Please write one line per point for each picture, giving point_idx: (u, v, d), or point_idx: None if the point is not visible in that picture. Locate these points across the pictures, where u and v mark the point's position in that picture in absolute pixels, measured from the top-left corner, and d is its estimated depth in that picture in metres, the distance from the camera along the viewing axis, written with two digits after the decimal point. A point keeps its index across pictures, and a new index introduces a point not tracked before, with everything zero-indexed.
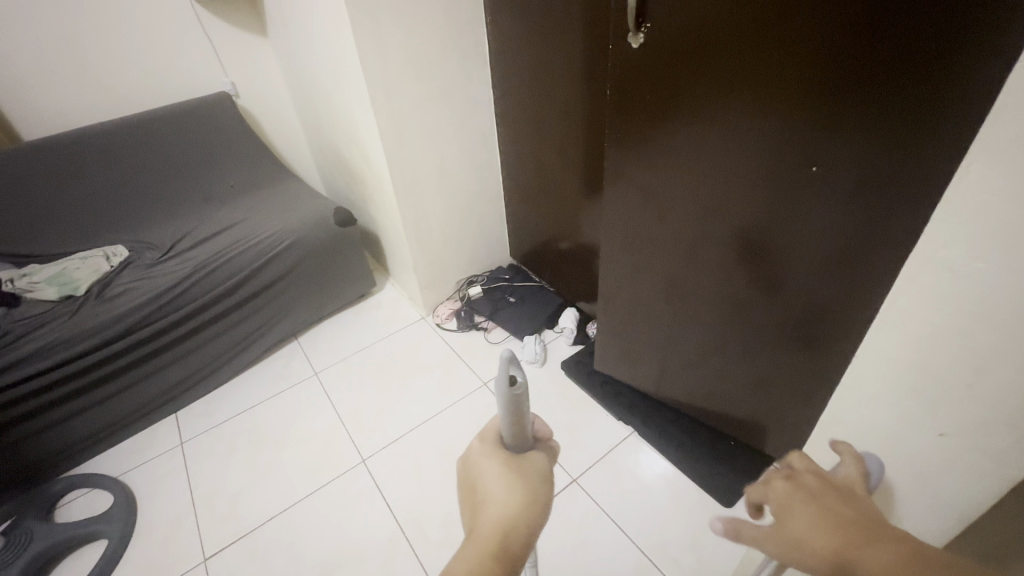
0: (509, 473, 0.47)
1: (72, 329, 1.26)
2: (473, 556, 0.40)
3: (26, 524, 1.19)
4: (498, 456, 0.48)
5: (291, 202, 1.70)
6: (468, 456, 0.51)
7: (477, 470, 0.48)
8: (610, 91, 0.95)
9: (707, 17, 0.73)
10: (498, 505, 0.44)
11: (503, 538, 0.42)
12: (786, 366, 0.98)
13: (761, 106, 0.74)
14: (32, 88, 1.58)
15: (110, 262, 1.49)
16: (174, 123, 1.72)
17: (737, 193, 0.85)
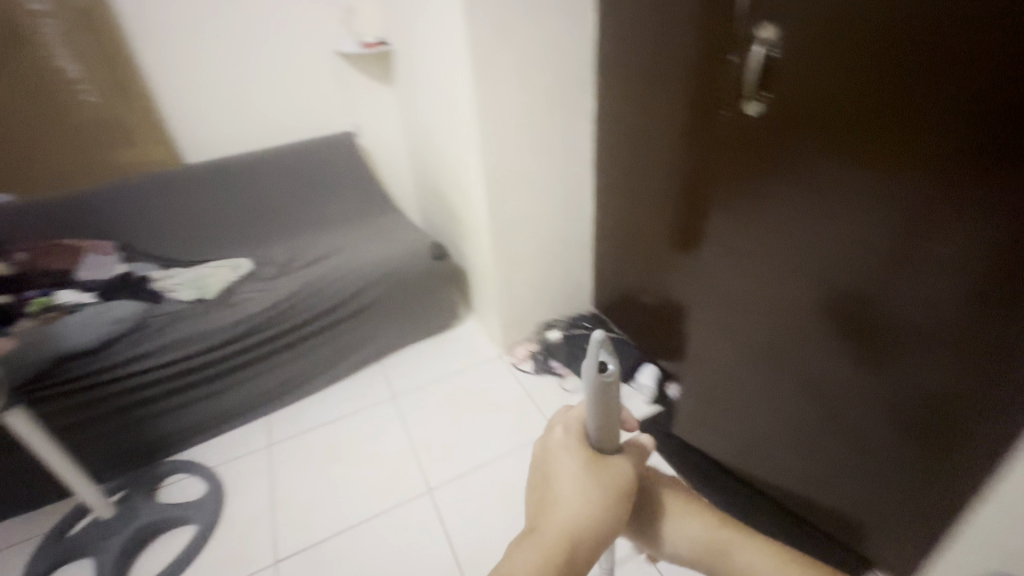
0: (587, 479, 0.50)
1: (199, 326, 1.43)
2: (541, 555, 0.44)
3: (134, 499, 1.32)
4: (579, 458, 0.52)
5: (394, 232, 1.82)
6: (553, 449, 0.55)
7: (557, 468, 0.52)
8: (724, 152, 1.04)
9: (821, 90, 0.81)
10: (571, 511, 0.47)
11: (570, 546, 0.45)
12: (884, 454, 0.90)
13: (865, 172, 0.78)
14: (200, 120, 1.86)
15: (236, 273, 1.64)
16: (306, 155, 1.94)
17: (835, 255, 0.87)
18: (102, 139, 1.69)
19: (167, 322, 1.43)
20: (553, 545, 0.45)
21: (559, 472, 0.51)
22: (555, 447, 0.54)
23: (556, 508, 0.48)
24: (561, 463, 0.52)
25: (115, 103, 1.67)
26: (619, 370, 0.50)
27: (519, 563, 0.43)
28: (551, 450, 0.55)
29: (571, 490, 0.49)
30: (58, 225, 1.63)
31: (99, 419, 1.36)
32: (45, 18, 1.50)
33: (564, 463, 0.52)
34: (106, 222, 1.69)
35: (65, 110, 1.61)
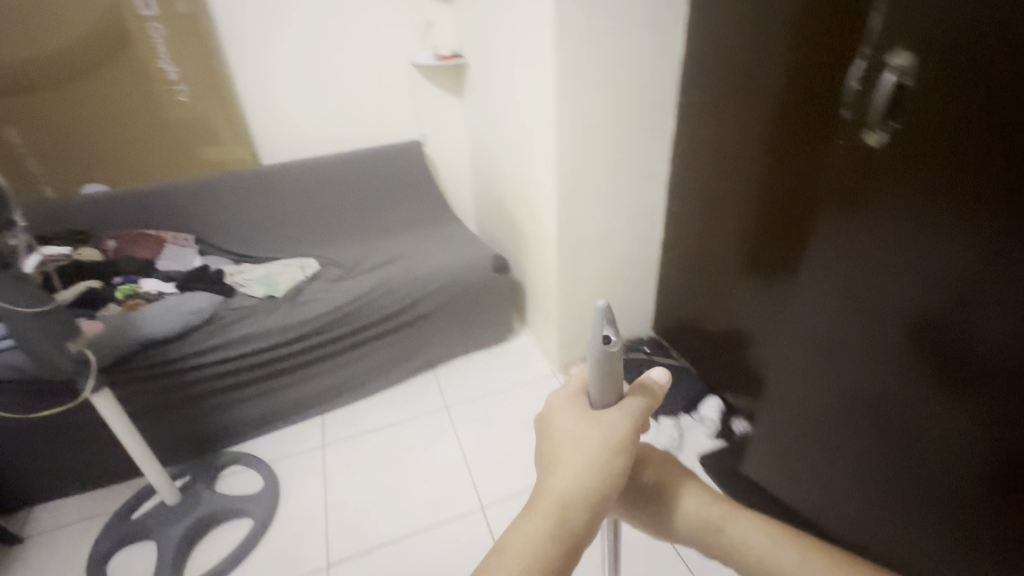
0: (581, 447, 0.52)
1: (269, 321, 1.47)
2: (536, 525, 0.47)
3: (197, 487, 1.35)
4: (579, 425, 0.54)
5: (456, 241, 1.82)
6: (556, 415, 0.57)
7: (558, 432, 0.54)
8: (829, 180, 1.00)
9: (948, 126, 0.78)
10: (570, 478, 0.50)
11: (564, 514, 0.48)
12: (973, 514, 0.84)
13: (983, 214, 0.75)
14: (279, 123, 1.93)
15: (304, 273, 1.68)
16: (375, 160, 1.97)
17: (941, 296, 0.83)
18: (190, 137, 1.77)
19: (240, 316, 1.48)
20: (548, 513, 0.48)
21: (561, 438, 0.53)
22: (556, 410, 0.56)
23: (556, 474, 0.50)
24: (562, 428, 0.54)
25: (204, 103, 1.74)
26: (621, 338, 0.53)
27: (517, 534, 0.47)
28: (555, 414, 0.57)
29: (571, 454, 0.51)
30: (143, 216, 1.71)
31: (168, 407, 1.40)
32: (152, 20, 1.59)
33: (562, 431, 0.54)
34: (186, 216, 1.76)
35: (160, 107, 1.69)
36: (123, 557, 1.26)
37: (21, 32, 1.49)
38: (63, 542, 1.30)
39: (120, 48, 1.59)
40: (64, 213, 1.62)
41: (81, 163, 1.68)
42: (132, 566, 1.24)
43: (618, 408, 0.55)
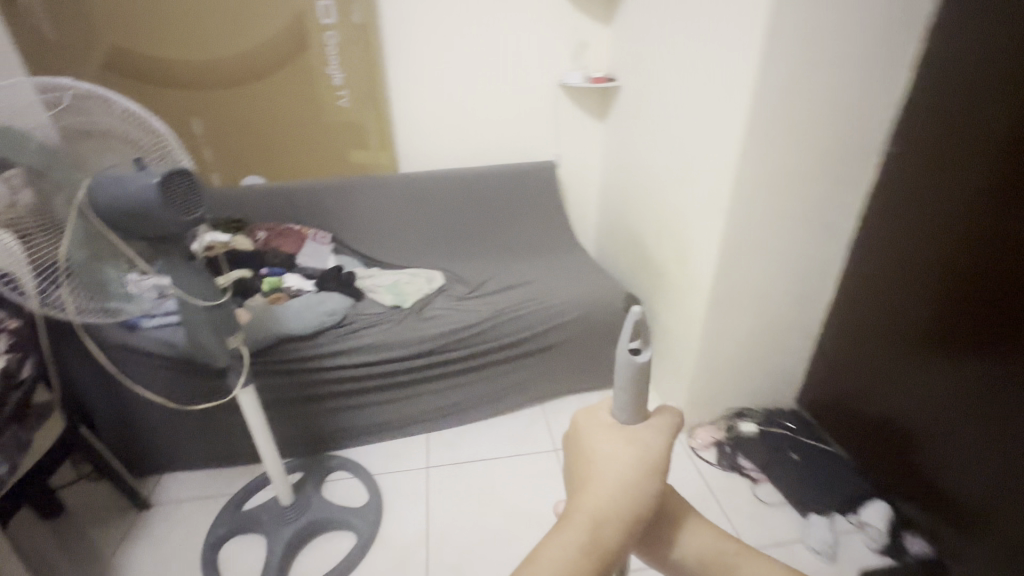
0: (616, 467, 0.55)
1: (394, 333, 1.45)
2: (573, 537, 0.50)
3: (308, 490, 1.35)
4: (616, 442, 0.57)
5: (585, 274, 1.72)
6: (591, 431, 0.60)
7: (591, 452, 0.58)
8: None
9: None
10: (605, 497, 0.53)
11: (597, 528, 0.51)
12: None
13: None
14: (423, 133, 1.95)
15: (431, 285, 1.66)
16: (510, 179, 1.93)
17: None
18: (345, 141, 1.83)
19: (366, 325, 1.46)
20: (581, 528, 0.51)
21: (595, 459, 0.57)
22: (588, 430, 0.60)
23: (590, 491, 0.54)
24: (596, 449, 0.58)
25: (361, 109, 1.80)
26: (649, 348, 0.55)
27: (555, 547, 0.50)
28: (585, 436, 0.60)
29: (604, 474, 0.55)
30: (292, 211, 1.78)
31: (294, 402, 1.43)
32: (330, 29, 1.66)
33: (600, 447, 0.58)
34: (328, 215, 1.81)
35: (322, 111, 1.76)
36: (235, 545, 1.28)
37: (220, 34, 1.61)
38: (183, 519, 1.35)
39: (298, 53, 1.67)
40: (226, 201, 1.73)
41: (246, 156, 1.79)
42: (241, 559, 1.25)
43: (652, 427, 0.58)
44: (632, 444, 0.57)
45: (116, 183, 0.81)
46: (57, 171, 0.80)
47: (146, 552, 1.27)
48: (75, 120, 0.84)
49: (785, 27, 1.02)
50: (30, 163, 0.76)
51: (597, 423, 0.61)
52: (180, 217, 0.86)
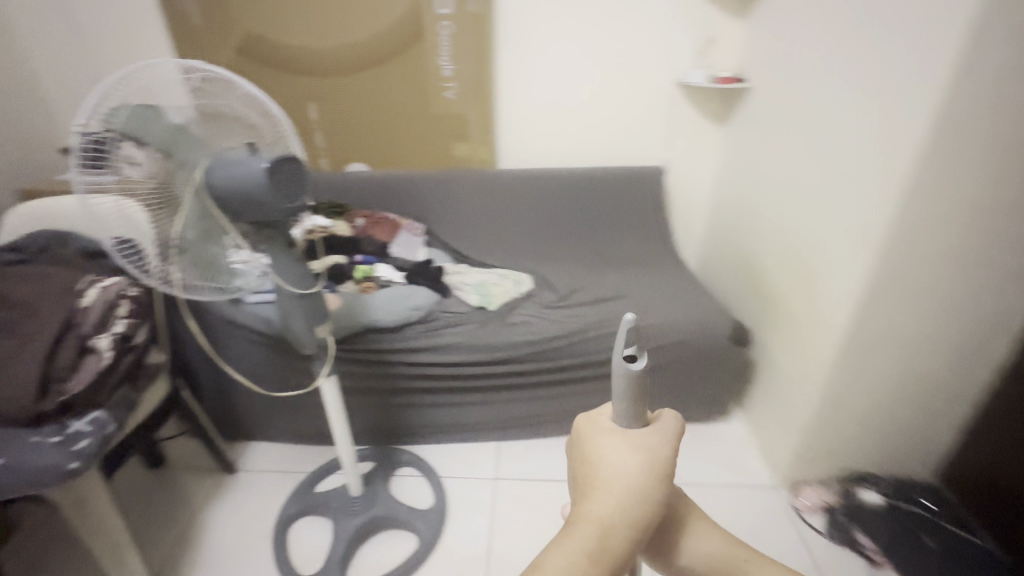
0: (622, 471, 0.55)
1: (477, 336, 1.40)
2: (579, 543, 0.49)
3: (377, 483, 1.34)
4: (622, 445, 0.57)
5: (688, 294, 1.56)
6: (597, 436, 0.59)
7: (596, 457, 0.57)
8: None
9: None
10: (611, 506, 0.52)
11: (603, 536, 0.50)
12: None
13: None
14: (526, 129, 1.88)
15: (518, 289, 1.59)
16: (613, 185, 1.81)
17: None
18: (448, 133, 1.82)
19: (451, 324, 1.42)
20: (589, 535, 0.50)
21: (602, 464, 0.56)
22: (591, 435, 0.59)
23: (597, 497, 0.53)
24: (602, 454, 0.57)
25: (467, 102, 1.77)
26: (645, 354, 0.56)
27: (561, 553, 0.49)
28: (587, 441, 0.60)
29: (611, 480, 0.54)
30: (390, 200, 1.80)
31: (373, 392, 1.43)
32: (445, 20, 1.64)
33: (605, 452, 0.57)
34: (423, 207, 1.81)
35: (429, 102, 1.75)
36: (304, 526, 1.31)
37: (342, 22, 1.64)
38: (261, 490, 1.40)
39: (412, 43, 1.67)
40: (330, 185, 1.77)
41: (353, 143, 1.83)
42: (307, 541, 1.27)
43: (658, 432, 0.59)
44: (640, 450, 0.57)
45: (229, 169, 0.82)
46: (180, 151, 0.82)
47: (226, 515, 1.33)
48: (208, 100, 0.88)
49: (985, 27, 0.83)
50: (155, 143, 0.79)
51: (600, 427, 0.60)
52: (283, 206, 0.84)
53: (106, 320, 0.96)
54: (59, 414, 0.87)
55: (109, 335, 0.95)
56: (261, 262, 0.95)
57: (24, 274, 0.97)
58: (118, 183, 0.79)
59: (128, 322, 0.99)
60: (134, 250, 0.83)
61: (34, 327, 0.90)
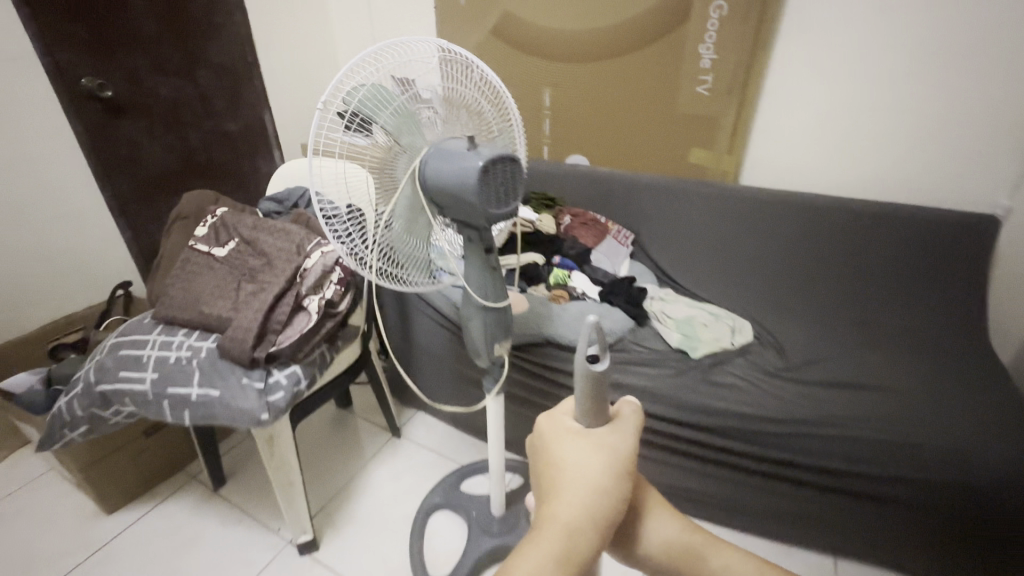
0: (584, 467, 0.50)
1: (667, 386, 1.15)
2: (544, 550, 0.44)
3: (518, 508, 1.23)
4: (583, 440, 0.53)
5: (1003, 417, 1.05)
6: (558, 437, 0.54)
7: (557, 458, 0.52)
8: None
9: None
10: (574, 508, 0.47)
11: (571, 538, 0.45)
12: None
13: None
14: (789, 141, 1.49)
15: (734, 340, 1.28)
16: (907, 232, 1.32)
17: None
18: (689, 135, 1.54)
19: (639, 361, 1.22)
20: (554, 539, 0.45)
21: (563, 468, 0.51)
22: (551, 437, 0.55)
23: (558, 501, 0.48)
24: (563, 457, 0.52)
25: (722, 102, 1.47)
26: (608, 353, 0.54)
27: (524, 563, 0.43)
28: (547, 442, 0.55)
29: (573, 479, 0.49)
30: (604, 202, 1.63)
31: (538, 408, 1.32)
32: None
33: (567, 448, 0.52)
34: (638, 216, 1.59)
35: (676, 97, 1.50)
36: (442, 520, 1.29)
37: (599, 2, 1.48)
38: (416, 466, 1.43)
39: (671, 27, 1.42)
40: (546, 178, 1.69)
41: (579, 135, 1.70)
42: (442, 538, 1.24)
43: (620, 427, 0.54)
44: (601, 443, 0.52)
45: (442, 158, 0.76)
46: (405, 136, 0.79)
47: (382, 479, 1.40)
48: (450, 88, 0.82)
49: None
50: (384, 125, 0.77)
51: (558, 429, 0.55)
52: (490, 212, 0.73)
53: (321, 283, 1.02)
54: (267, 362, 0.95)
55: (319, 298, 1.01)
56: (454, 244, 0.91)
57: (270, 225, 1.07)
58: (343, 147, 0.77)
59: (338, 288, 1.04)
60: (346, 218, 0.81)
61: (266, 279, 0.99)
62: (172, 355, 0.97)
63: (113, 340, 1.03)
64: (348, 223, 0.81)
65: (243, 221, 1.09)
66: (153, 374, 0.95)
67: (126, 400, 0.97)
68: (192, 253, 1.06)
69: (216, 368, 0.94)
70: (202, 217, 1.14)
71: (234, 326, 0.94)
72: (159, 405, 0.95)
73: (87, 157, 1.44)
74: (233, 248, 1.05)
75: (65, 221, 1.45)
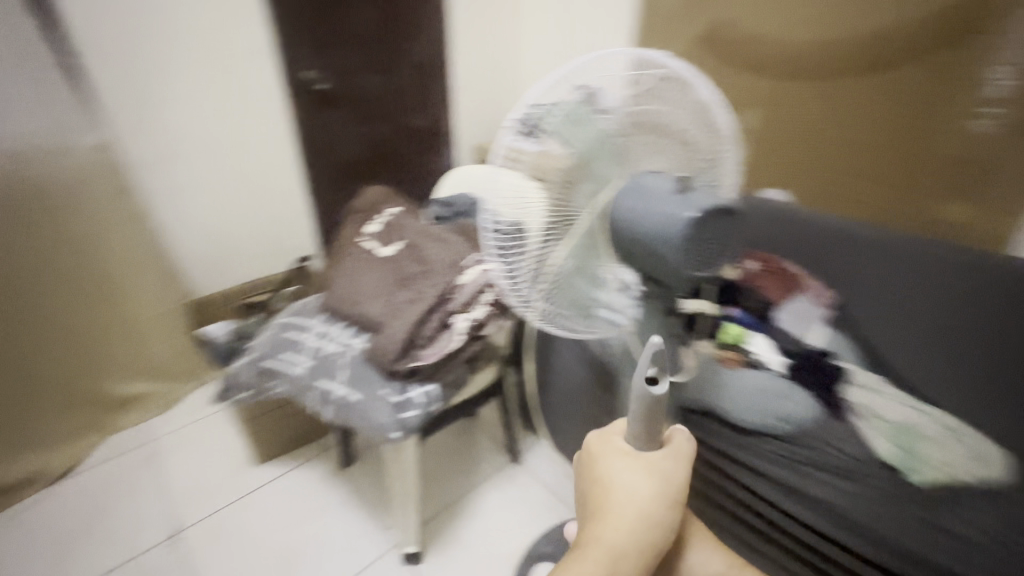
0: (632, 496, 0.65)
1: (871, 518, 0.82)
2: (595, 565, 0.61)
3: None
4: (634, 469, 0.66)
5: None
6: (612, 462, 0.68)
7: (609, 480, 0.67)
8: None
9: None
10: (622, 532, 0.63)
11: (615, 555, 0.62)
12: None
13: None
14: None
15: (983, 478, 0.80)
16: None
17: None
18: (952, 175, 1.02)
19: (818, 464, 0.88)
20: (600, 557, 0.62)
21: (616, 492, 0.66)
22: (606, 460, 0.69)
23: (608, 524, 0.64)
24: (616, 481, 0.66)
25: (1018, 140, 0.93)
26: (666, 379, 0.61)
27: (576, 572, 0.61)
28: (599, 459, 0.70)
29: (623, 505, 0.65)
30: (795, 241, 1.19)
31: None
32: None
33: (619, 476, 0.66)
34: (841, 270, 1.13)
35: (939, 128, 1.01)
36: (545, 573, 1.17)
37: None
38: (529, 500, 1.34)
39: (941, 48, 0.97)
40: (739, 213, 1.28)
41: (777, 157, 1.29)
42: None
43: (669, 457, 0.67)
44: (652, 472, 0.66)
45: (642, 199, 0.65)
46: (597, 164, 0.70)
47: (493, 505, 1.33)
48: (649, 108, 0.72)
49: None
50: (569, 143, 0.69)
51: (610, 450, 0.69)
52: (689, 274, 0.64)
53: (471, 302, 0.98)
54: (407, 376, 0.93)
55: (467, 318, 0.96)
56: (624, 282, 0.78)
57: (434, 233, 1.05)
58: (529, 164, 0.69)
59: (487, 309, 0.98)
60: (515, 237, 0.71)
61: (420, 289, 0.97)
62: (330, 347, 1.01)
63: (284, 319, 1.11)
64: (516, 243, 0.71)
65: (412, 224, 1.09)
66: (310, 362, 1.00)
67: (282, 380, 1.02)
68: (361, 249, 1.08)
69: (363, 371, 0.95)
70: (374, 214, 1.16)
71: (384, 333, 0.93)
72: (308, 393, 0.98)
73: (295, 141, 1.61)
74: (398, 249, 1.05)
75: (271, 196, 1.64)
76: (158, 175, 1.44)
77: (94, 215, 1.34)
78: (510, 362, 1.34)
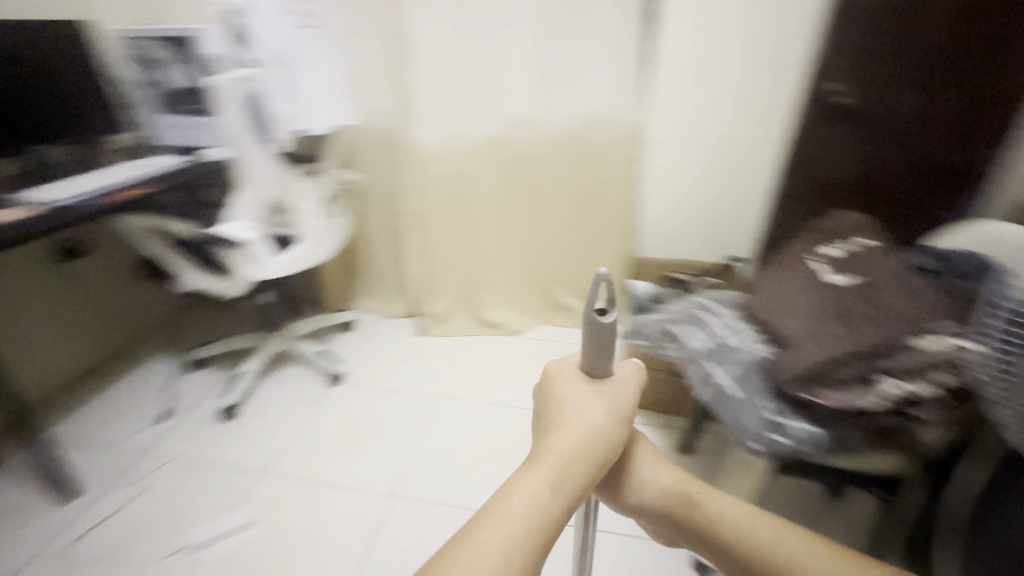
0: (582, 412, 0.71)
1: None
2: (543, 473, 0.65)
3: None
4: (585, 393, 0.72)
5: None
6: (564, 386, 0.74)
7: (562, 400, 0.73)
8: None
9: None
10: (572, 442, 0.69)
11: (564, 467, 0.67)
12: None
13: None
14: None
15: None
16: None
17: None
18: None
19: None
20: (549, 469, 0.66)
21: (568, 408, 0.72)
22: (561, 383, 0.75)
23: (558, 436, 0.69)
24: (568, 400, 0.73)
25: None
26: (616, 310, 0.64)
27: (526, 483, 0.64)
28: (558, 387, 0.75)
29: (577, 423, 0.70)
30: None
31: None
32: None
33: (573, 397, 0.73)
34: None
35: None
36: None
37: None
38: None
39: None
40: None
41: None
42: None
43: (622, 383, 0.74)
44: (605, 395, 0.72)
45: None
46: None
47: None
48: None
49: None
50: None
51: (564, 378, 0.75)
52: None
53: (917, 371, 0.81)
54: (800, 406, 0.91)
55: (900, 386, 0.81)
56: None
57: (908, 282, 0.92)
58: None
59: (938, 390, 0.79)
60: None
61: (854, 328, 0.89)
62: (731, 340, 1.08)
63: (702, 300, 1.26)
64: None
65: (887, 265, 0.97)
66: (709, 344, 1.09)
67: (676, 347, 1.16)
68: (808, 267, 1.05)
69: (753, 378, 0.99)
70: (838, 238, 1.08)
71: (792, 354, 0.93)
72: (693, 367, 1.09)
73: (777, 152, 1.68)
74: (852, 283, 0.97)
75: (732, 196, 1.79)
76: (659, 153, 1.78)
77: (602, 174, 1.83)
78: (921, 481, 0.99)
